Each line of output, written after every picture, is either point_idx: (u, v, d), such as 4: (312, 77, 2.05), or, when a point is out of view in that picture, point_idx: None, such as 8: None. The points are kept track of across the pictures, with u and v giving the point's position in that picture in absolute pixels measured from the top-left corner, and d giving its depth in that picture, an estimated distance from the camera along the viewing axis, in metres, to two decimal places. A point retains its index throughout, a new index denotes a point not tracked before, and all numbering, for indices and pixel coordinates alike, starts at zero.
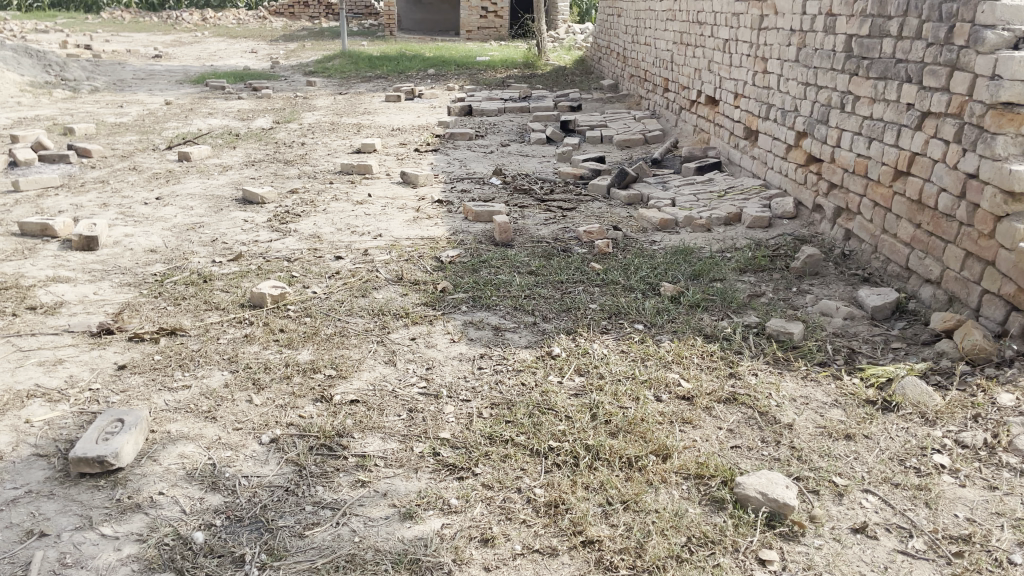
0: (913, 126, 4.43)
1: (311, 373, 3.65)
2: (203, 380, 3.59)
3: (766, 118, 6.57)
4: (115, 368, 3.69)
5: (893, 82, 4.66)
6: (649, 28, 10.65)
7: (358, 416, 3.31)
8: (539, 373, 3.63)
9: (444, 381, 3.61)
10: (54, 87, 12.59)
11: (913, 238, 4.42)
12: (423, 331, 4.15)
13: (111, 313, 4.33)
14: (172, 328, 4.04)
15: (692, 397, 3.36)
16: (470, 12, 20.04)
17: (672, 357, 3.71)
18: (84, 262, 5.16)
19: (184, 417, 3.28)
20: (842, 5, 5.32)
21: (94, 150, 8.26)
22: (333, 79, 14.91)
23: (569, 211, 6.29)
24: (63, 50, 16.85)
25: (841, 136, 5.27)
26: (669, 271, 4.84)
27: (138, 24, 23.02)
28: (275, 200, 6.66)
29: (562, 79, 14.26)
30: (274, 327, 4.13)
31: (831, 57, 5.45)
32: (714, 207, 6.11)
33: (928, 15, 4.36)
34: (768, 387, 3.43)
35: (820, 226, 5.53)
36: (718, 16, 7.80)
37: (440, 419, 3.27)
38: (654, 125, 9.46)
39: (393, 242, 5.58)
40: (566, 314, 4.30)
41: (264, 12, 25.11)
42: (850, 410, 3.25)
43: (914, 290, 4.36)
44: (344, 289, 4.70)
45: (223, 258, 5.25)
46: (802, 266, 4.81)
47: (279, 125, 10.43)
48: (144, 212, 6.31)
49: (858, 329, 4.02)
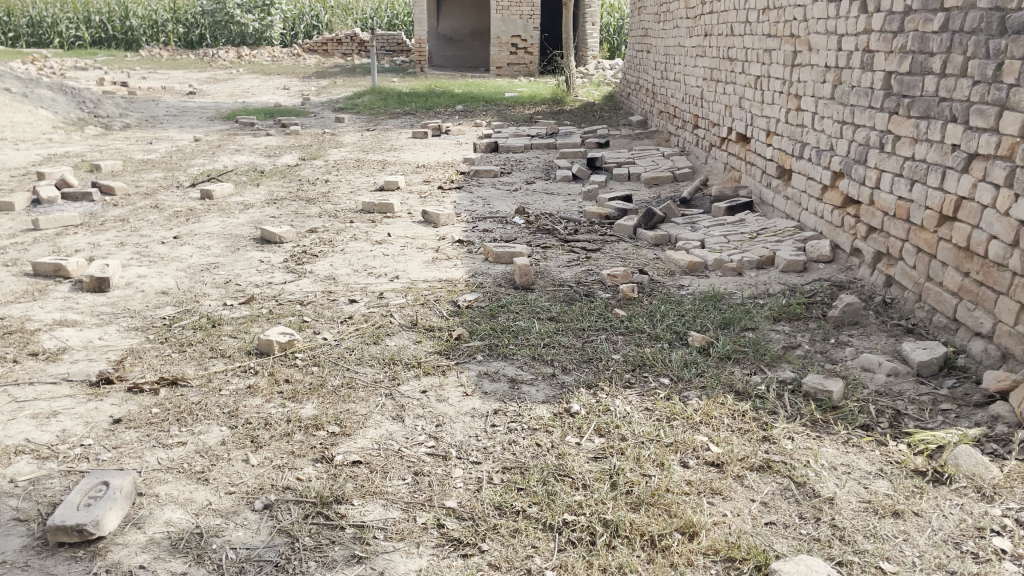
0: (959, 168, 4.18)
1: (313, 431, 3.43)
2: (201, 436, 3.40)
3: (801, 157, 6.32)
4: (110, 423, 3.51)
5: (937, 121, 4.42)
6: (678, 64, 10.50)
7: (360, 479, 3.09)
8: (556, 434, 3.39)
9: (455, 441, 3.38)
10: (87, 123, 12.74)
11: (961, 287, 4.12)
12: (435, 382, 3.93)
13: (113, 360, 4.17)
14: (173, 378, 3.87)
15: (721, 463, 3.09)
16: (501, 48, 20.13)
17: (700, 418, 3.44)
18: (93, 304, 5.04)
19: (176, 479, 3.08)
20: (880, 40, 5.10)
21: (117, 187, 8.23)
22: (362, 115, 14.94)
23: (593, 253, 6.06)
24: (100, 87, 17.12)
25: (880, 176, 5.01)
26: (698, 319, 4.58)
27: (176, 61, 23.46)
28: (293, 240, 6.53)
29: (590, 115, 14.15)
30: (279, 377, 3.94)
31: (869, 95, 5.22)
32: (745, 249, 5.83)
33: (974, 51, 4.14)
34: (807, 454, 3.14)
35: (858, 271, 5.23)
36: (749, 53, 7.61)
37: (448, 485, 3.03)
38: (684, 161, 9.26)
39: (410, 284, 5.39)
40: (587, 365, 4.06)
41: (298, 50, 25.41)
42: (897, 482, 2.95)
43: (963, 343, 4.05)
44: (357, 335, 4.51)
45: (235, 301, 5.10)
46: (840, 315, 4.51)
47: (305, 162, 10.38)
48: (160, 252, 6.20)
49: (904, 387, 3.71)
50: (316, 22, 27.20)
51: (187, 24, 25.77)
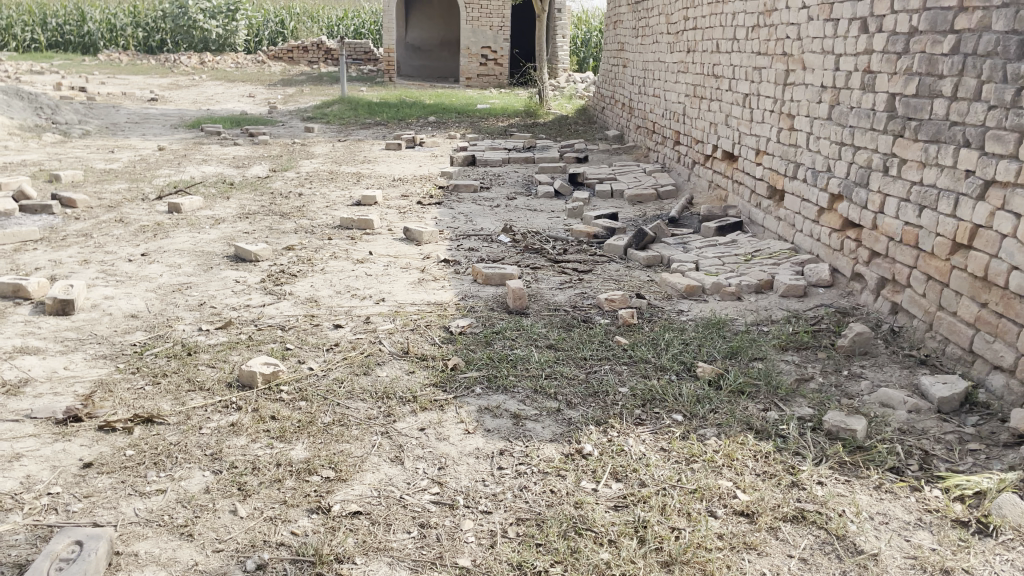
0: (974, 196, 4.05)
1: (306, 476, 3.15)
2: (181, 483, 3.09)
3: (795, 177, 6.19)
4: (79, 468, 3.19)
5: (948, 146, 4.29)
6: (658, 80, 10.36)
7: (362, 533, 2.82)
8: (570, 478, 3.16)
9: (461, 486, 3.13)
10: (44, 130, 12.24)
11: (977, 318, 4.00)
12: (434, 419, 3.67)
13: (81, 394, 3.83)
14: (148, 416, 3.55)
15: (752, 513, 2.89)
16: (470, 59, 19.90)
17: (722, 460, 3.24)
18: (57, 329, 4.69)
19: (157, 534, 2.78)
20: (882, 62, 4.98)
21: (79, 200, 7.83)
22: (332, 125, 14.60)
23: (585, 274, 5.86)
24: (58, 92, 16.55)
25: (885, 200, 4.88)
26: (703, 347, 4.39)
27: (136, 66, 22.86)
28: (270, 258, 6.22)
29: (566, 129, 13.98)
30: (265, 414, 3.65)
31: (871, 117, 5.09)
32: (742, 273, 5.67)
33: (989, 75, 4.02)
34: (840, 503, 2.95)
35: (861, 297, 5.09)
36: (737, 70, 7.48)
37: (459, 539, 2.78)
38: (666, 178, 9.13)
39: (398, 308, 5.13)
40: (593, 400, 3.83)
41: (263, 57, 24.93)
42: (940, 534, 2.79)
43: (981, 377, 3.92)
44: (345, 365, 4.24)
45: (211, 325, 4.78)
46: (850, 344, 4.36)
47: (276, 174, 10.03)
48: (128, 271, 5.85)
49: (927, 425, 3.56)
50: (281, 28, 26.75)
51: (148, 28, 25.13)
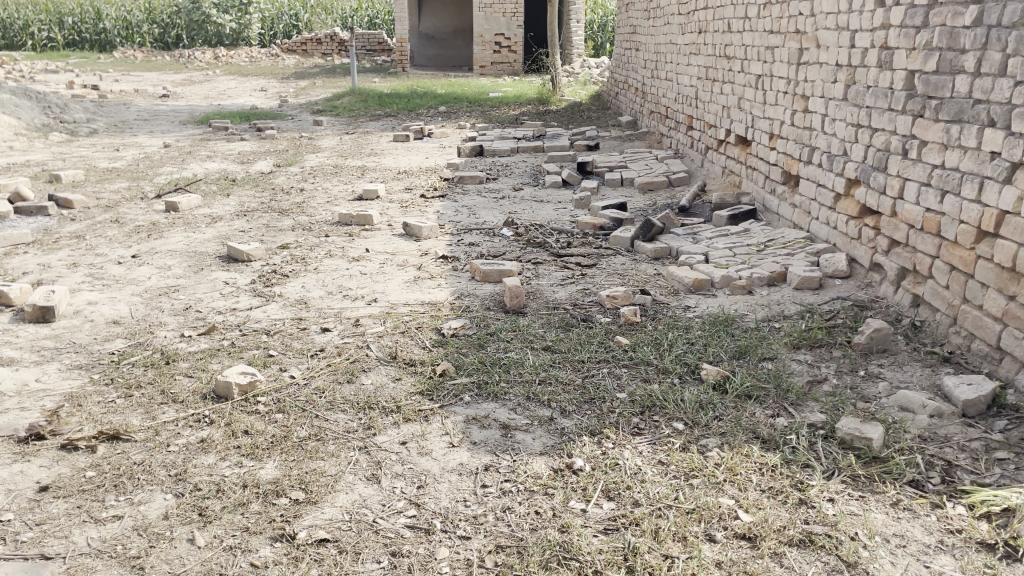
0: (1000, 179, 3.73)
1: (273, 499, 2.93)
2: (140, 508, 2.89)
3: (810, 162, 5.87)
4: (35, 492, 3.00)
5: (971, 126, 3.97)
6: (670, 63, 10.01)
7: (327, 564, 2.59)
8: (558, 497, 2.91)
9: (439, 507, 2.90)
10: (51, 129, 12.14)
11: (1005, 313, 3.69)
12: (417, 431, 3.44)
13: (48, 409, 3.64)
14: (113, 433, 3.36)
15: (754, 537, 2.63)
16: (484, 46, 19.59)
17: (724, 475, 2.99)
18: (34, 338, 4.51)
19: (106, 566, 2.58)
20: (900, 36, 4.64)
21: (76, 201, 7.68)
22: (341, 118, 14.37)
23: (588, 269, 5.59)
24: (70, 91, 16.49)
25: (904, 185, 4.57)
26: (710, 347, 4.12)
27: (149, 62, 22.78)
28: (263, 257, 6.02)
29: (579, 116, 13.66)
30: (237, 429, 3.43)
31: (888, 96, 4.76)
32: (753, 264, 5.37)
33: (1014, 48, 3.68)
34: (853, 524, 2.68)
35: (880, 288, 4.79)
36: (750, 51, 7.14)
37: (432, 570, 2.55)
38: (678, 164, 8.80)
39: (389, 309, 4.90)
40: (589, 407, 3.58)
41: (277, 50, 24.74)
42: (964, 560, 2.51)
43: (1009, 377, 3.62)
44: (329, 372, 4.02)
45: (194, 331, 4.58)
46: (867, 342, 4.07)
47: (280, 169, 9.84)
48: (116, 274, 5.67)
49: (951, 432, 3.27)
50: (295, 21, 26.54)
51: (163, 24, 25.09)
